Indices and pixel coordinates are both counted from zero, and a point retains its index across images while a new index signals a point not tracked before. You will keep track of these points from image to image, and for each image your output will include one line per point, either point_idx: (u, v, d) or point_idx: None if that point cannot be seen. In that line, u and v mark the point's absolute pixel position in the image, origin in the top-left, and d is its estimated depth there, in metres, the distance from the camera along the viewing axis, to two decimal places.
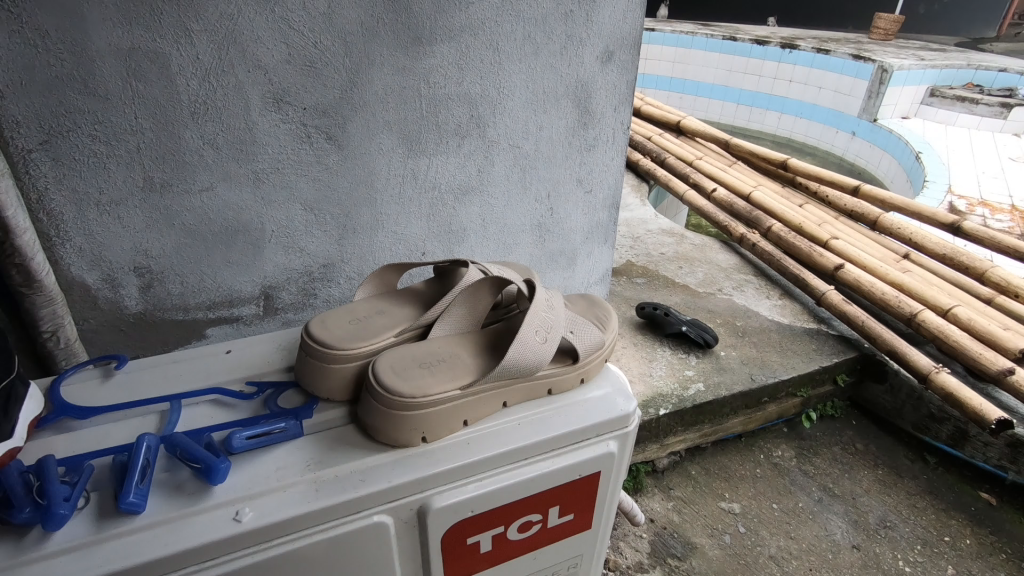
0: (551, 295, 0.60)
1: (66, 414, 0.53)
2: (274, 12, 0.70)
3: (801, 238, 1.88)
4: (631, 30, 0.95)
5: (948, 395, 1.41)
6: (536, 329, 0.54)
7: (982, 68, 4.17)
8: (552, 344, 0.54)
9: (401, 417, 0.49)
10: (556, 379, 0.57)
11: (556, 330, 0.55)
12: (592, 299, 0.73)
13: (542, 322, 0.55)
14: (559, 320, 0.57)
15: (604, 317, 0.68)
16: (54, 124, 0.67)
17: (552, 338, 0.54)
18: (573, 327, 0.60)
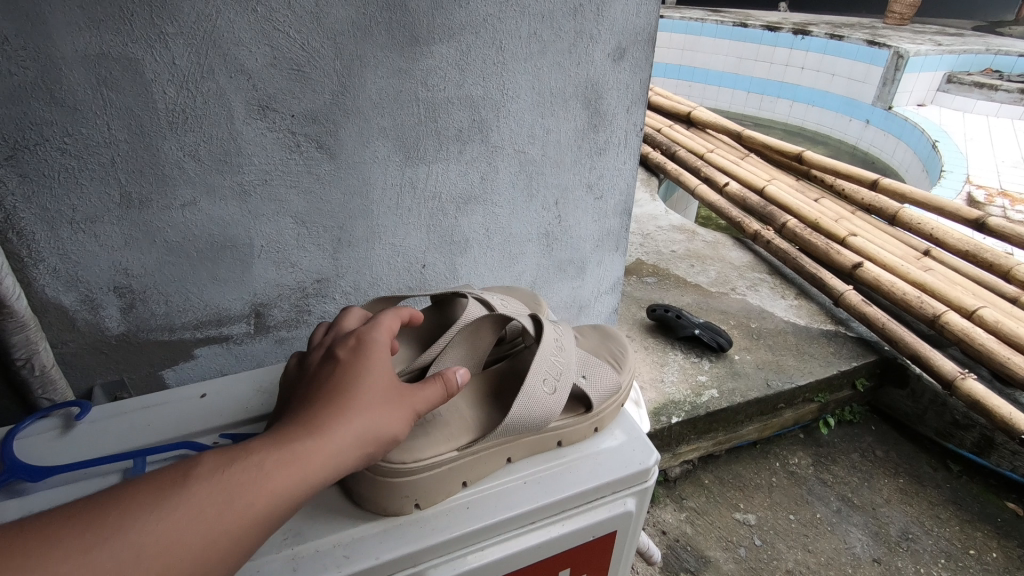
0: (562, 333, 0.57)
1: (17, 475, 0.51)
2: (257, 12, 0.64)
3: (818, 235, 1.81)
4: (645, 26, 0.88)
5: (975, 402, 1.36)
6: (543, 377, 0.50)
7: (1003, 53, 4.04)
8: (561, 394, 0.51)
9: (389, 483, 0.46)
10: (568, 431, 0.53)
11: (567, 376, 0.52)
12: (608, 333, 0.71)
13: (551, 367, 0.52)
14: (569, 365, 0.53)
15: (622, 356, 0.65)
16: (19, 137, 0.61)
17: (561, 386, 0.51)
18: (586, 370, 0.56)
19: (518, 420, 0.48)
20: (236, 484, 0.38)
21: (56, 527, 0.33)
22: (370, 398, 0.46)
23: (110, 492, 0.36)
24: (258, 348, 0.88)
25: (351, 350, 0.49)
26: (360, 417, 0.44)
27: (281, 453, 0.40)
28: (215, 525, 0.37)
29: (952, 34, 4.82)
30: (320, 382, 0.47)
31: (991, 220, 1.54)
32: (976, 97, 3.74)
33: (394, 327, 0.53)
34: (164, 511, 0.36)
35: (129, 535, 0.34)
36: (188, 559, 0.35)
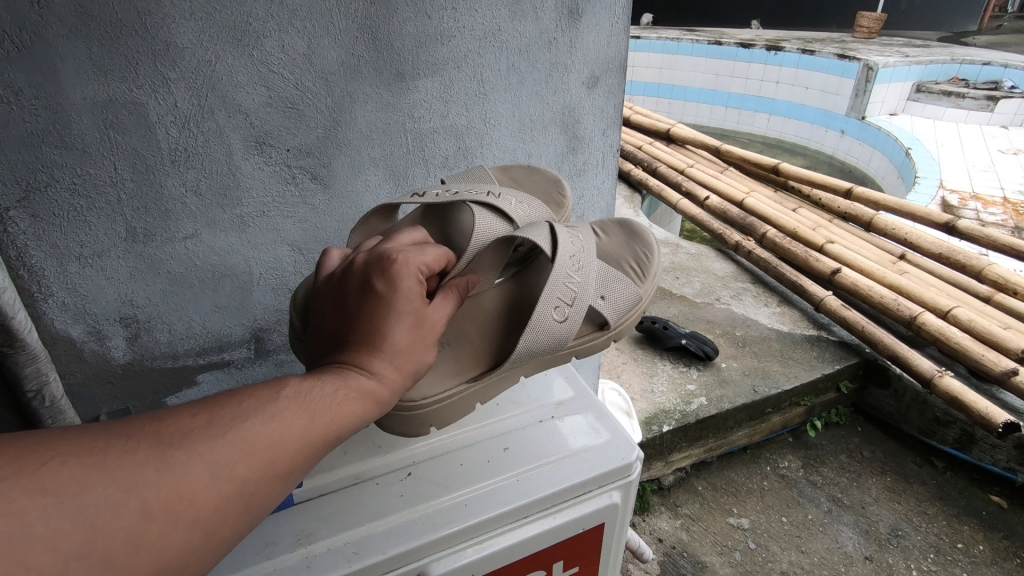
0: (580, 253, 0.65)
1: None
2: (254, 56, 0.69)
3: (796, 243, 1.87)
4: (616, 54, 0.94)
5: (952, 399, 1.40)
6: (556, 306, 0.60)
7: (967, 62, 4.19)
8: (570, 320, 0.61)
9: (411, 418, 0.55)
10: (584, 347, 0.66)
11: (580, 300, 0.62)
12: (634, 226, 0.80)
13: (563, 294, 0.61)
14: (586, 286, 0.62)
15: (647, 253, 0.74)
16: (32, 180, 0.65)
17: (571, 313, 0.61)
18: (604, 289, 0.66)
19: (534, 348, 0.59)
20: (318, 401, 0.44)
21: (184, 423, 0.39)
22: (417, 331, 0.51)
23: (219, 399, 0.41)
24: (259, 373, 0.91)
25: (390, 285, 0.52)
26: (410, 350, 0.50)
27: (349, 381, 0.46)
28: (305, 433, 0.42)
29: (918, 45, 5.00)
30: (368, 311, 0.50)
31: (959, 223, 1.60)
32: (944, 105, 3.88)
33: (437, 262, 0.58)
34: (266, 417, 0.41)
35: (241, 431, 0.39)
36: (284, 458, 0.41)
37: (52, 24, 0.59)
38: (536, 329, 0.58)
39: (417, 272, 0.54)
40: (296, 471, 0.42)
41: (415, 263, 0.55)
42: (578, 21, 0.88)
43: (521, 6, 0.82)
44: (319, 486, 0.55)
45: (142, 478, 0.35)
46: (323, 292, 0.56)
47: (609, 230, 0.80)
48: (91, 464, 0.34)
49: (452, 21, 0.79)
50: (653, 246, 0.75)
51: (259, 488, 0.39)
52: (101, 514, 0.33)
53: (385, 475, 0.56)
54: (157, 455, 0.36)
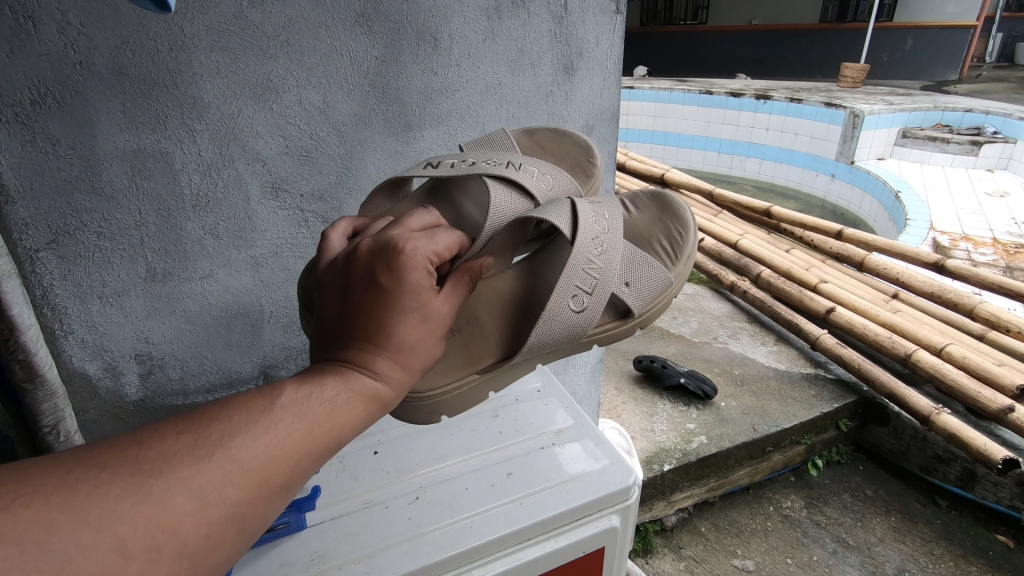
0: (603, 235, 0.67)
1: None
2: (272, 108, 0.75)
3: (791, 283, 1.91)
4: (609, 105, 1.01)
5: (951, 436, 1.36)
6: (574, 295, 0.63)
7: (949, 109, 4.36)
8: (589, 309, 0.63)
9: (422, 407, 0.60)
10: (606, 335, 0.70)
11: (601, 287, 0.64)
12: (667, 202, 0.83)
13: (584, 282, 0.64)
14: (609, 273, 0.65)
15: (679, 238, 0.78)
16: (62, 224, 0.69)
17: (590, 302, 0.63)
18: (628, 278, 0.69)
19: (554, 337, 0.63)
20: (316, 409, 0.43)
21: (166, 448, 0.37)
22: (424, 326, 0.49)
23: (207, 412, 0.40)
24: None
25: (394, 278, 0.49)
26: (417, 347, 0.48)
27: (350, 385, 0.45)
28: (301, 444, 0.41)
29: (900, 94, 5.20)
30: (372, 305, 0.48)
31: (948, 262, 1.64)
32: (930, 150, 4.01)
33: (449, 248, 0.57)
34: (258, 431, 0.40)
35: (229, 452, 0.38)
36: (280, 472, 0.40)
37: (91, 82, 0.65)
38: (555, 317, 0.62)
39: (424, 262, 0.51)
40: (296, 482, 0.41)
41: (421, 252, 0.52)
42: (573, 75, 0.95)
43: (520, 62, 0.89)
44: (331, 509, 0.58)
45: (116, 516, 0.34)
46: (329, 277, 0.53)
47: (642, 205, 0.83)
48: (58, 504, 0.33)
49: (456, 76, 0.85)
50: (688, 223, 0.79)
51: (254, 505, 0.39)
52: (70, 559, 0.32)
53: (394, 498, 0.59)
54: (136, 486, 0.35)
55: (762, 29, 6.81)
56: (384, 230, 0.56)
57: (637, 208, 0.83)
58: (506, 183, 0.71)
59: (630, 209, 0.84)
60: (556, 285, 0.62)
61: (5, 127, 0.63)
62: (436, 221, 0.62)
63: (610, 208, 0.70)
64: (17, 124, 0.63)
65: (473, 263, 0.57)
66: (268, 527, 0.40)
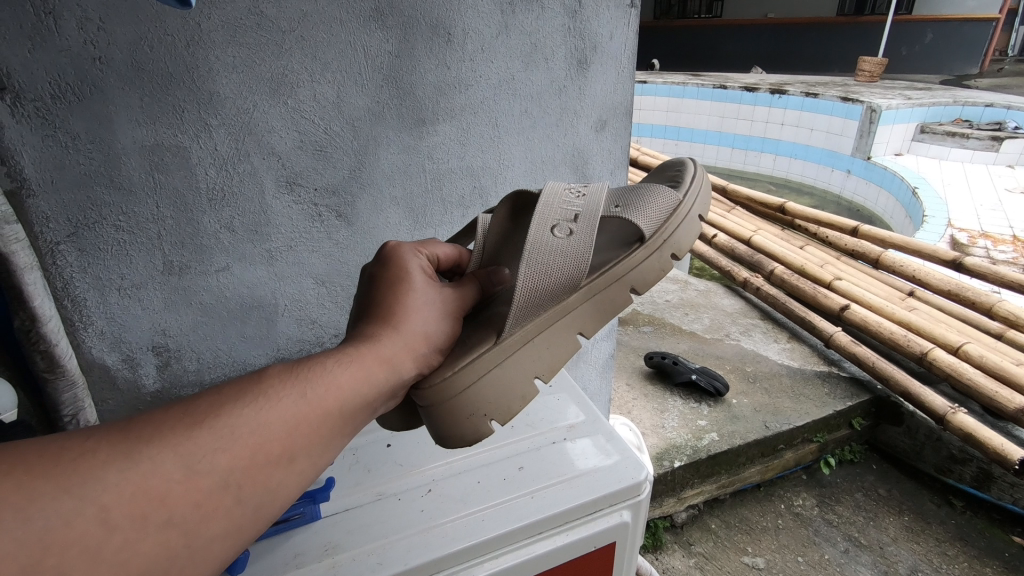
0: (574, 184, 0.73)
1: None
2: (287, 103, 0.75)
3: (804, 281, 1.88)
4: (622, 100, 1.01)
5: (967, 436, 1.34)
6: (554, 225, 0.67)
7: (969, 104, 4.28)
8: (574, 234, 0.67)
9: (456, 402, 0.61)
10: (639, 277, 0.70)
11: (582, 214, 0.68)
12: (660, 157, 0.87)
13: (562, 215, 0.69)
14: (588, 200, 0.70)
15: (677, 169, 0.81)
16: (82, 217, 0.70)
17: (573, 228, 0.67)
18: (622, 203, 0.73)
19: (558, 267, 0.65)
20: (305, 383, 0.46)
21: (157, 422, 0.39)
22: (422, 301, 0.58)
23: (199, 393, 0.43)
24: None
25: (382, 267, 0.61)
26: (409, 317, 0.57)
27: (342, 357, 0.50)
28: (293, 414, 0.44)
29: (919, 88, 5.11)
30: (371, 292, 0.58)
31: (966, 259, 1.61)
32: (949, 145, 3.94)
33: (445, 255, 0.68)
34: (249, 403, 0.43)
35: (220, 420, 0.41)
36: (273, 441, 0.42)
37: (110, 77, 0.66)
38: (542, 248, 0.65)
39: (415, 253, 0.63)
40: (289, 453, 0.43)
41: (412, 248, 0.63)
42: (587, 70, 0.94)
43: (534, 56, 0.89)
44: (345, 501, 0.58)
45: (101, 485, 0.35)
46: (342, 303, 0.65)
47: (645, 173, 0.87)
48: (41, 475, 0.33)
49: (469, 71, 0.85)
50: (685, 158, 0.83)
51: (247, 473, 0.41)
52: (51, 529, 0.32)
53: (407, 491, 0.59)
54: (124, 455, 0.36)
55: (779, 23, 6.72)
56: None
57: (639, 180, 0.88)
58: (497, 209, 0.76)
59: None
60: (533, 222, 0.67)
61: (27, 121, 0.64)
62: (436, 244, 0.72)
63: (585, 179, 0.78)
64: (38, 118, 0.64)
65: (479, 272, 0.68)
66: (261, 501, 0.42)
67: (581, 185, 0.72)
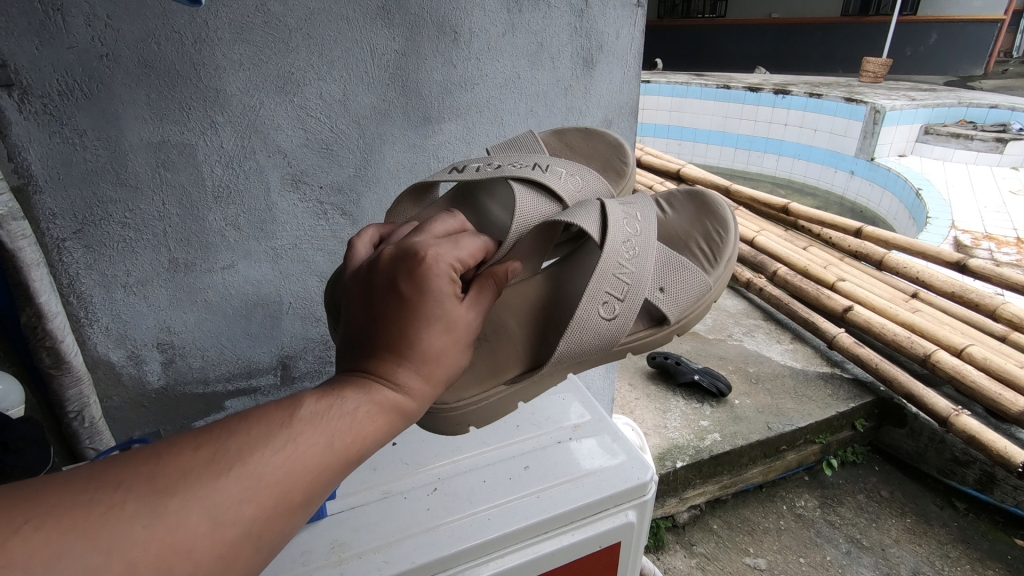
0: (633, 238, 0.65)
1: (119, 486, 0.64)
2: (294, 101, 0.75)
3: (808, 281, 1.86)
4: (629, 99, 1.01)
5: (970, 438, 1.32)
6: (603, 304, 0.61)
7: (974, 106, 4.26)
8: (621, 315, 0.62)
9: (451, 422, 0.58)
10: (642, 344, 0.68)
11: (633, 292, 0.63)
12: (704, 200, 0.81)
13: (613, 289, 0.62)
14: (643, 279, 0.64)
15: (718, 237, 0.77)
16: (88, 214, 0.71)
17: (619, 311, 0.62)
18: (664, 283, 0.68)
19: (587, 346, 0.61)
20: (338, 423, 0.40)
21: (183, 463, 0.34)
22: (451, 337, 0.46)
23: (225, 424, 0.37)
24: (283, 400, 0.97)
25: (416, 286, 0.46)
26: (441, 357, 0.45)
27: (373, 396, 0.42)
28: (323, 460, 0.38)
29: (923, 89, 5.09)
30: (394, 308, 0.45)
31: (971, 261, 1.60)
32: (953, 146, 3.92)
33: (475, 255, 0.53)
34: (278, 445, 0.37)
35: (248, 467, 0.35)
36: (301, 489, 0.37)
37: (117, 74, 0.66)
38: (586, 326, 0.60)
39: (451, 271, 0.48)
40: (318, 499, 0.38)
41: (446, 260, 0.49)
42: (593, 69, 0.94)
43: (540, 55, 0.89)
44: (351, 499, 0.58)
45: (127, 539, 0.31)
46: (352, 284, 0.51)
47: (681, 208, 0.82)
48: (69, 526, 0.30)
49: (475, 70, 0.85)
50: (730, 222, 0.77)
51: (272, 523, 0.36)
52: None
53: (412, 490, 0.59)
54: (149, 506, 0.32)
55: (783, 23, 6.70)
56: (408, 237, 0.53)
57: (673, 208, 0.83)
58: (534, 186, 0.71)
59: (666, 209, 0.83)
60: (586, 292, 0.61)
61: (35, 118, 0.65)
62: (461, 226, 0.59)
63: (643, 207, 0.69)
64: (47, 115, 0.65)
65: (499, 269, 0.54)
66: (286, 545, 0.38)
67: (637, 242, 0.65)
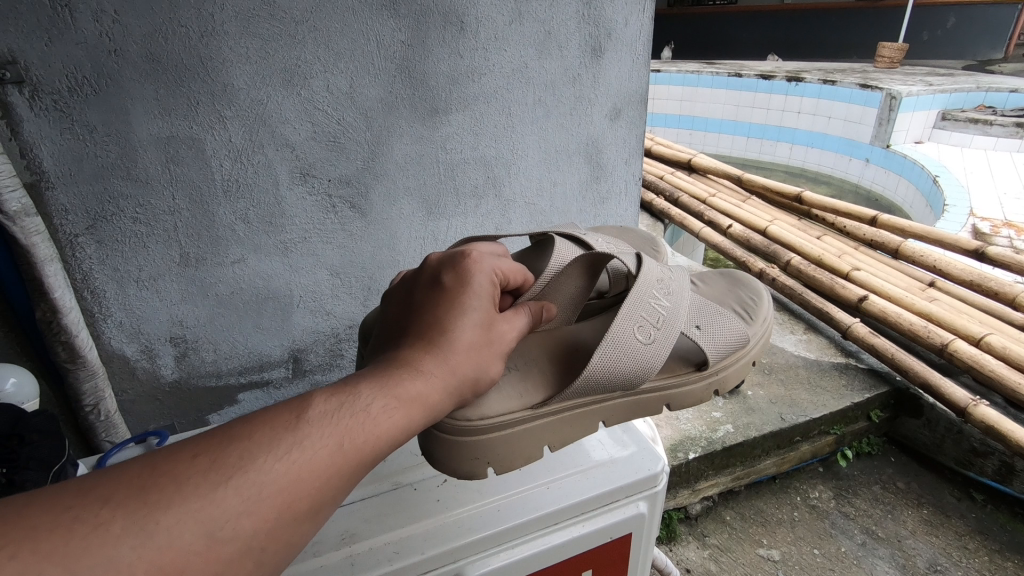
0: (668, 280, 0.69)
1: None
2: (300, 94, 0.75)
3: (822, 271, 1.73)
4: (637, 88, 0.99)
5: (989, 429, 1.22)
6: (639, 326, 0.63)
7: (993, 90, 4.16)
8: (657, 342, 0.62)
9: (471, 444, 0.56)
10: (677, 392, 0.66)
11: (669, 323, 0.65)
12: (739, 283, 0.85)
13: (648, 315, 0.64)
14: (678, 311, 0.66)
15: (752, 309, 0.79)
16: (100, 210, 0.72)
17: (655, 336, 0.63)
18: (699, 324, 0.69)
19: (620, 366, 0.60)
20: (347, 422, 0.40)
21: (180, 473, 0.35)
22: (482, 333, 0.51)
23: (228, 431, 0.38)
24: (295, 391, 0.99)
25: (458, 280, 0.53)
26: (472, 347, 0.50)
27: (390, 391, 0.43)
28: (329, 462, 0.38)
29: (940, 74, 4.97)
30: (435, 304, 0.52)
31: (990, 249, 1.55)
32: (972, 132, 3.82)
33: (514, 275, 0.61)
34: (281, 451, 0.37)
35: (249, 475, 0.36)
36: (306, 494, 0.37)
37: (125, 69, 0.66)
38: (621, 345, 0.61)
39: (490, 271, 0.56)
40: (323, 507, 0.38)
41: (487, 263, 0.57)
42: (601, 57, 0.93)
43: (547, 44, 0.88)
44: (363, 490, 0.59)
45: (112, 561, 0.31)
46: (398, 292, 0.58)
47: (715, 286, 0.86)
48: (48, 551, 0.30)
49: (482, 59, 0.84)
50: (764, 295, 0.81)
51: (275, 534, 0.36)
52: None
53: (423, 481, 0.60)
54: (138, 523, 0.32)
55: (796, 10, 6.59)
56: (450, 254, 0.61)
57: (706, 284, 0.87)
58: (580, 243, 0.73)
59: (699, 286, 0.87)
60: (622, 311, 0.63)
61: (44, 114, 0.65)
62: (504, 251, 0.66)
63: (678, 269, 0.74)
64: (56, 111, 0.65)
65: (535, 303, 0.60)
66: (288, 558, 0.37)
67: (670, 282, 0.69)
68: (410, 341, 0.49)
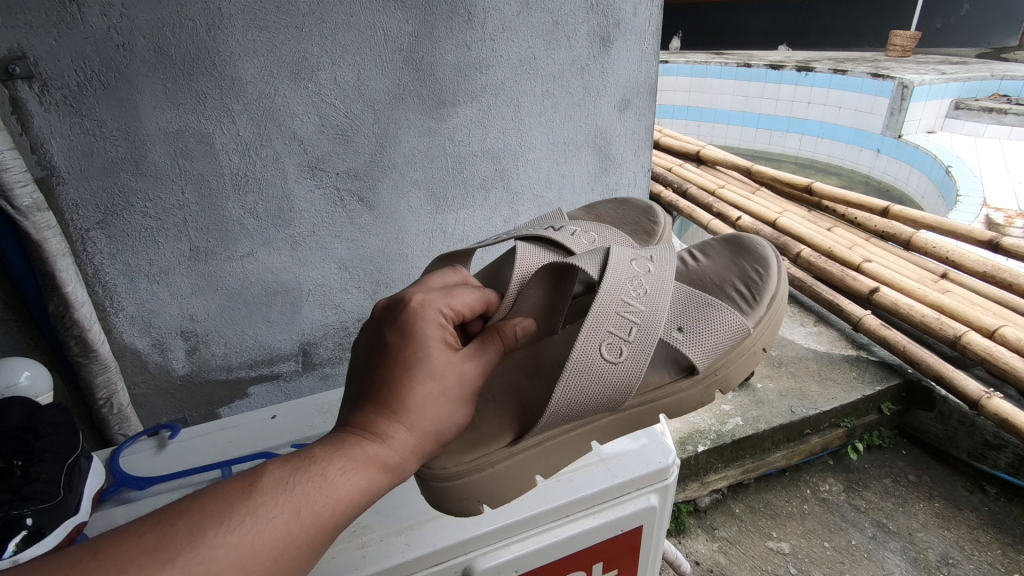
0: (639, 276, 0.58)
1: (124, 486, 0.60)
2: (308, 88, 0.75)
3: (832, 262, 1.71)
4: (646, 78, 0.98)
5: (1002, 422, 1.21)
6: (607, 343, 0.54)
7: (1009, 78, 4.08)
8: (629, 358, 0.53)
9: (455, 493, 0.51)
10: (675, 401, 0.59)
11: (643, 333, 0.55)
12: (743, 248, 0.72)
13: (617, 327, 0.55)
14: (657, 319, 0.55)
15: (757, 288, 0.66)
16: (110, 204, 0.72)
17: (625, 350, 0.54)
18: (684, 324, 0.59)
19: (586, 395, 0.52)
20: (303, 490, 0.38)
21: (126, 553, 0.33)
22: (440, 385, 0.44)
23: (180, 506, 0.36)
24: (304, 384, 0.99)
25: (403, 331, 0.45)
26: (427, 404, 0.43)
27: (347, 453, 0.40)
28: (284, 533, 0.36)
29: (955, 62, 4.89)
30: (381, 360, 0.44)
31: (1004, 239, 1.52)
32: (985, 121, 3.74)
33: (472, 306, 0.51)
34: (234, 524, 0.35)
35: (198, 554, 0.33)
36: (262, 568, 0.35)
37: (134, 64, 0.67)
38: (586, 372, 0.52)
39: (441, 312, 0.47)
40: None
41: (436, 305, 0.47)
42: (609, 47, 0.92)
43: (555, 34, 0.87)
44: None
45: None
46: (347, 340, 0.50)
47: (717, 253, 0.73)
48: None
49: (490, 51, 0.84)
50: (771, 265, 0.68)
51: None
52: None
53: None
54: None
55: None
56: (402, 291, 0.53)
57: (707, 256, 0.73)
58: (544, 243, 0.66)
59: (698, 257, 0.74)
60: (582, 331, 0.53)
61: (55, 109, 0.65)
62: (463, 279, 0.57)
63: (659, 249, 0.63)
64: (65, 106, 0.66)
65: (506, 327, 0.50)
66: None
67: (644, 275, 0.58)
68: (363, 398, 0.43)
